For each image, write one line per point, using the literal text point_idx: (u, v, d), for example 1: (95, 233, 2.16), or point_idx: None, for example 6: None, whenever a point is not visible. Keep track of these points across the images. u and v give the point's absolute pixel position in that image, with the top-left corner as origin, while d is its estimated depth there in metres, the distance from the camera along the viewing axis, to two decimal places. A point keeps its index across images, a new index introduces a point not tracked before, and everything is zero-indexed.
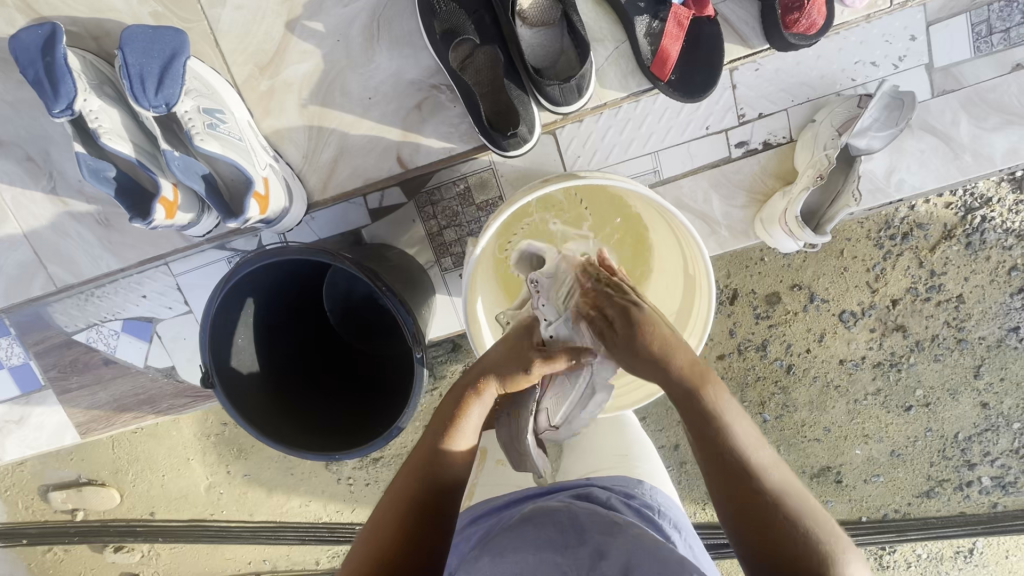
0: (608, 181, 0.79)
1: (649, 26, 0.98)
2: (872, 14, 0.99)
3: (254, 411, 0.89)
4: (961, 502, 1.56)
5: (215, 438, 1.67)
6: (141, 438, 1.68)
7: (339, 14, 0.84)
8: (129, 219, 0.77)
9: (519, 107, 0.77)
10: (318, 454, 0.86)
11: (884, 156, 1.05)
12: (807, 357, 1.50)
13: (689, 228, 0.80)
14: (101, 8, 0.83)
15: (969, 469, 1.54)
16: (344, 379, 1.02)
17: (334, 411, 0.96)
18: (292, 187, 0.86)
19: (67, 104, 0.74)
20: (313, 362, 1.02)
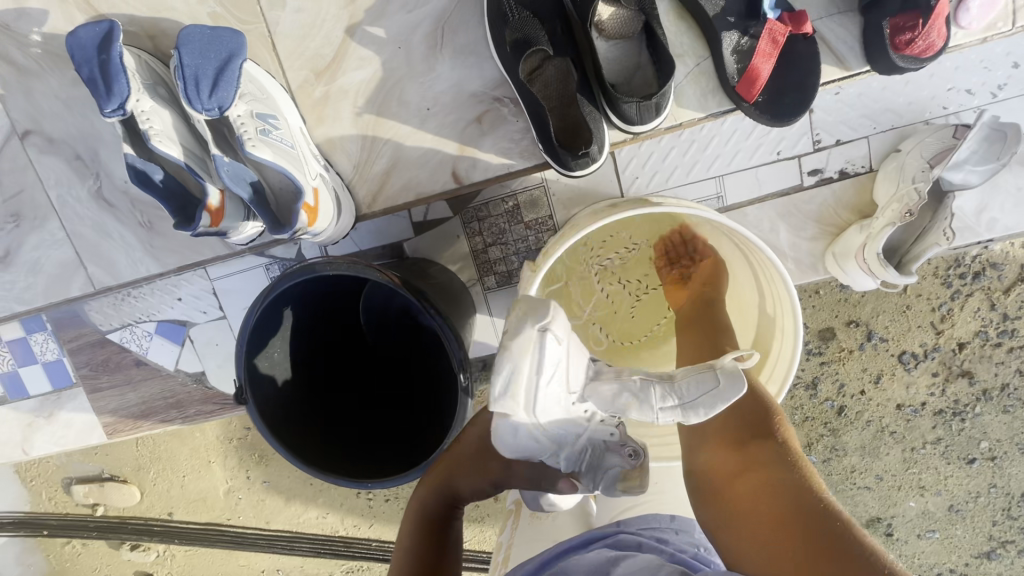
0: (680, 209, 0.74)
1: (737, 42, 0.91)
2: (988, 37, 0.90)
3: (283, 429, 0.84)
4: None
5: (238, 443, 1.64)
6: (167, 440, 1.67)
7: (402, 20, 0.80)
8: (172, 225, 0.74)
9: (591, 124, 0.72)
10: (354, 481, 0.81)
11: (975, 192, 0.96)
12: (861, 399, 1.39)
13: (773, 260, 0.73)
14: (159, 8, 0.80)
15: None
16: (378, 390, 0.97)
17: (362, 432, 0.90)
18: (340, 198, 0.82)
19: (120, 104, 0.71)
20: (345, 379, 0.96)
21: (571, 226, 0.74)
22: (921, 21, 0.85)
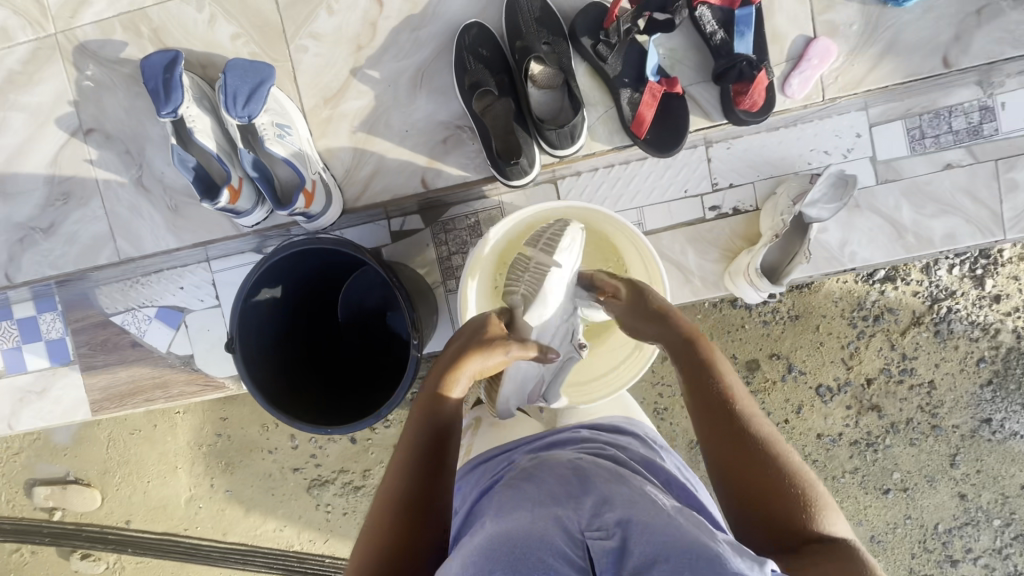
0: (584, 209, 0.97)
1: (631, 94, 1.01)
2: (808, 105, 1.17)
3: (264, 384, 0.99)
4: None
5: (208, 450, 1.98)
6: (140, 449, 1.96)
7: (394, 66, 1.02)
8: (200, 199, 0.95)
9: (524, 144, 0.96)
10: (314, 426, 0.97)
11: (838, 229, 1.21)
12: (789, 426, 1.78)
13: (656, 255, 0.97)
14: (213, 46, 1.04)
15: (951, 563, 1.77)
16: (341, 364, 1.15)
17: (323, 394, 1.07)
18: (332, 193, 1.02)
19: (173, 107, 0.95)
20: (314, 350, 1.13)
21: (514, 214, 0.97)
22: (749, 86, 1.11)
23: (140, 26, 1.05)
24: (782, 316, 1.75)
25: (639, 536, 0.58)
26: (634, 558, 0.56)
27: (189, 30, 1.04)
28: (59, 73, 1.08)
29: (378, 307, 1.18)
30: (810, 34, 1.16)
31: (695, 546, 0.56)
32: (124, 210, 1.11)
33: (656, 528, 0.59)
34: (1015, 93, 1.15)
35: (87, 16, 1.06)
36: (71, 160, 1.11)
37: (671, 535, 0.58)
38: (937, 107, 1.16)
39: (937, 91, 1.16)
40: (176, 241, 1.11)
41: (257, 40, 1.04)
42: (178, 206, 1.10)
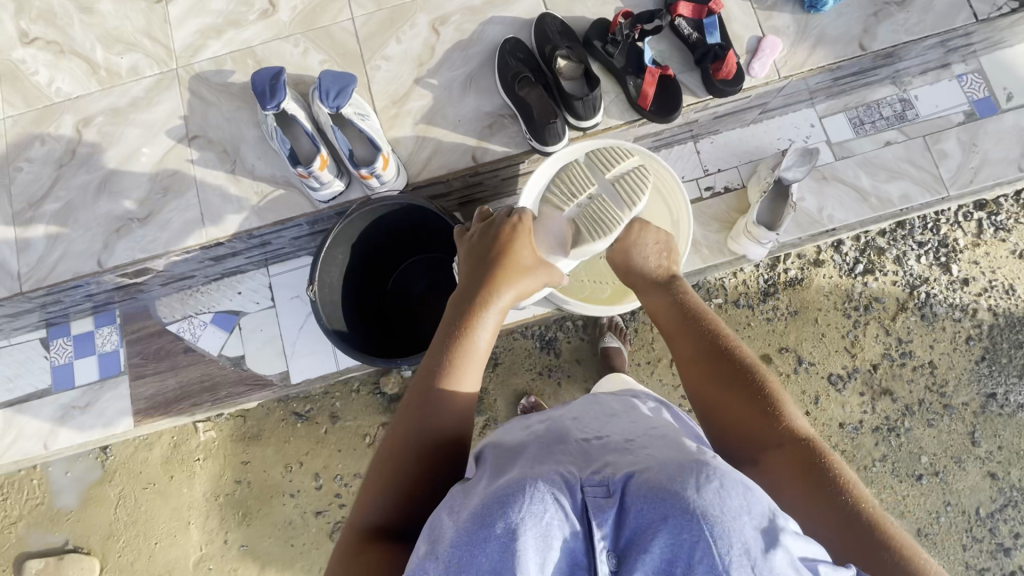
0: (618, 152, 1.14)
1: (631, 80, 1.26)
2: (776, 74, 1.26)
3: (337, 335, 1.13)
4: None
5: (223, 502, 1.99)
6: (149, 506, 2.01)
7: (448, 74, 1.31)
8: (295, 168, 1.17)
9: (555, 114, 1.21)
10: (380, 360, 1.10)
11: (814, 197, 1.46)
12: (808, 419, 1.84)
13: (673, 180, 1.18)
14: (305, 70, 1.34)
15: (1006, 555, 1.73)
16: (385, 330, 1.30)
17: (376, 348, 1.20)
18: (399, 165, 1.24)
19: (278, 101, 1.19)
20: (365, 316, 1.28)
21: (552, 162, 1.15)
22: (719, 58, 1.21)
23: (248, 60, 1.35)
24: (782, 312, 1.90)
25: (636, 500, 0.54)
26: (631, 527, 0.52)
27: (287, 59, 1.34)
28: (175, 95, 1.35)
29: (420, 287, 1.36)
30: (759, 35, 1.27)
31: (705, 519, 0.50)
32: (215, 197, 1.31)
33: (661, 490, 0.54)
34: (924, 88, 1.49)
35: (205, 55, 1.36)
36: (174, 161, 1.32)
37: (674, 502, 0.52)
38: (869, 102, 1.49)
39: (866, 89, 1.49)
40: (258, 220, 1.29)
41: (341, 64, 1.34)
42: (264, 191, 1.30)
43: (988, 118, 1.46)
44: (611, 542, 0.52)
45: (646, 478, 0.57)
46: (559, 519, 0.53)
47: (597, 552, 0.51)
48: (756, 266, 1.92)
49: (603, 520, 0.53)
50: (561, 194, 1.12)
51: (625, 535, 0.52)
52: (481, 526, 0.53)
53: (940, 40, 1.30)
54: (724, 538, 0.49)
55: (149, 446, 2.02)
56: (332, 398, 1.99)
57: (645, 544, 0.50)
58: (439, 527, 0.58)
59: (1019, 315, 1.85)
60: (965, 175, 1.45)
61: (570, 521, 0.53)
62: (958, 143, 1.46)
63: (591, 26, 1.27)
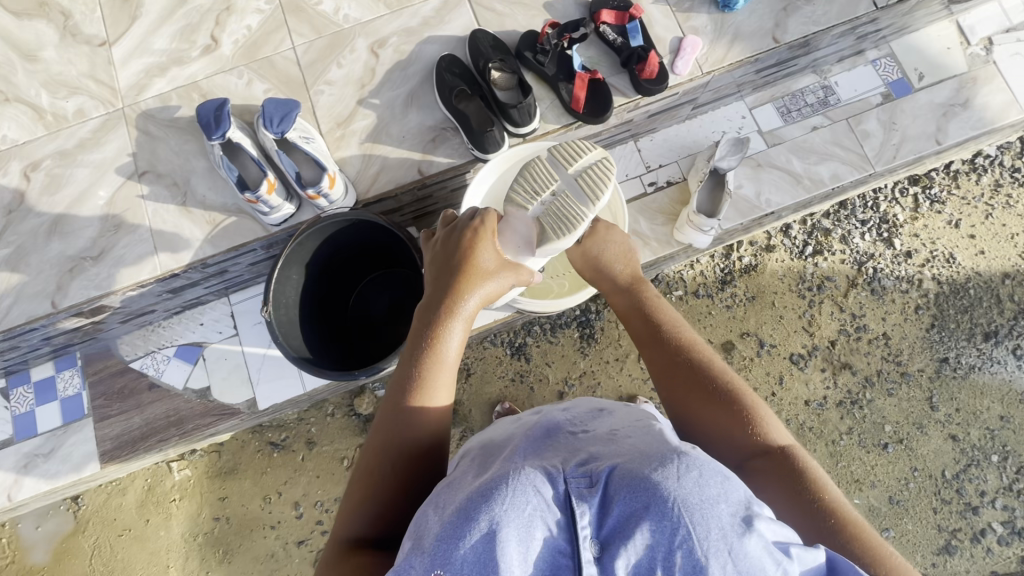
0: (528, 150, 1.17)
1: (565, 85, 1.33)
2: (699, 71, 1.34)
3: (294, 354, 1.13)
4: (970, 537, 1.78)
5: (202, 541, 1.96)
6: (125, 554, 1.96)
7: (389, 94, 1.36)
8: (243, 193, 1.20)
9: (494, 123, 1.27)
10: (340, 375, 1.12)
11: (751, 184, 1.53)
12: (775, 399, 1.89)
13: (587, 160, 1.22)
14: (250, 100, 1.37)
15: (975, 514, 1.79)
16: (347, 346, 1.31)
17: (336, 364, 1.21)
18: (347, 183, 1.27)
19: (223, 131, 1.22)
20: (326, 333, 1.29)
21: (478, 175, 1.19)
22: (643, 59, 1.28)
23: (193, 95, 1.39)
24: (741, 298, 1.97)
25: (619, 492, 0.56)
26: (615, 516, 0.54)
27: (231, 91, 1.38)
28: (122, 134, 1.37)
29: (380, 303, 1.39)
30: (680, 35, 1.35)
31: (687, 512, 0.52)
32: (168, 230, 1.32)
33: (643, 481, 0.56)
34: (843, 75, 1.59)
35: (150, 92, 1.39)
36: (124, 198, 1.34)
37: (656, 494, 0.54)
38: (794, 91, 1.58)
39: (790, 80, 1.58)
40: (212, 249, 1.31)
41: (284, 91, 1.38)
42: (215, 220, 1.32)
43: (904, 98, 1.56)
44: (594, 530, 0.55)
45: (627, 469, 0.59)
46: (543, 509, 0.56)
47: (579, 540, 0.54)
48: (711, 256, 1.99)
49: (585, 505, 0.56)
50: (524, 193, 1.03)
51: (608, 523, 0.54)
52: (468, 518, 0.55)
53: (848, 28, 1.39)
54: (705, 528, 0.52)
55: (123, 491, 1.98)
56: (308, 424, 1.99)
57: (628, 534, 0.52)
58: (426, 521, 0.59)
59: (962, 281, 1.94)
60: (888, 151, 1.54)
61: (553, 512, 0.56)
62: (879, 122, 1.55)
63: (521, 38, 1.33)
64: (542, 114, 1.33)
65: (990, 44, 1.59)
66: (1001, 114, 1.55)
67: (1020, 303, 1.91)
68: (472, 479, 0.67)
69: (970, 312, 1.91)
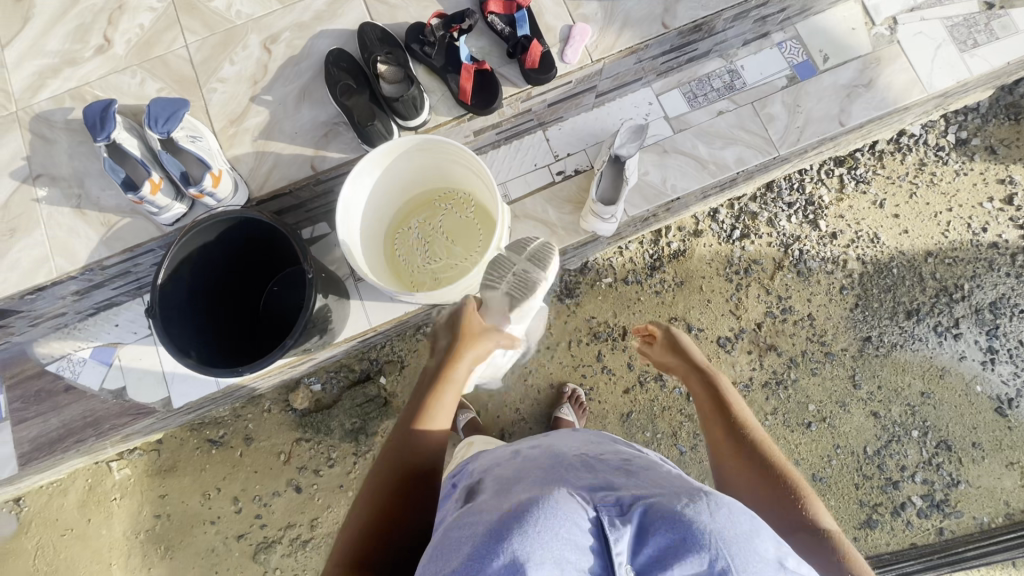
0: (387, 153, 1.16)
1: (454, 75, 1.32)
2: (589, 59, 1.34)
3: (180, 349, 1.15)
4: (890, 511, 1.81)
5: (144, 538, 1.98)
6: (68, 554, 1.98)
7: (281, 89, 1.36)
8: (126, 193, 1.20)
9: (380, 116, 1.27)
10: (225, 371, 1.13)
11: (657, 170, 1.54)
12: None
13: (451, 155, 1.23)
14: (144, 99, 1.37)
15: (896, 488, 1.82)
16: (250, 346, 1.33)
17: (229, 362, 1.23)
18: (237, 182, 1.28)
19: (107, 132, 1.22)
20: (226, 334, 1.31)
21: (347, 188, 1.17)
22: (528, 48, 1.28)
23: (86, 95, 1.38)
24: (669, 284, 1.98)
25: (657, 524, 0.57)
26: (652, 546, 0.56)
27: (124, 91, 1.37)
28: (16, 138, 1.37)
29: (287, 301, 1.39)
30: (570, 24, 1.35)
31: (723, 544, 0.55)
32: (63, 232, 1.33)
33: (678, 515, 0.58)
34: (749, 58, 1.59)
35: (44, 94, 1.38)
36: (19, 202, 1.34)
37: (692, 525, 0.56)
38: (700, 76, 1.59)
39: (695, 64, 1.59)
40: (107, 250, 1.32)
41: (177, 90, 1.37)
42: (112, 221, 1.32)
43: (808, 80, 1.57)
44: (629, 558, 0.56)
45: (662, 502, 0.61)
46: (581, 535, 0.57)
47: (617, 566, 0.55)
48: (640, 243, 2.00)
49: (619, 533, 0.58)
50: None
51: (644, 553, 0.56)
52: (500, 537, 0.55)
53: (740, 11, 1.39)
54: (744, 562, 0.55)
55: (63, 492, 1.99)
56: (245, 421, 1.99)
57: (668, 564, 0.54)
58: (454, 545, 0.59)
59: (885, 261, 1.96)
60: (792, 134, 1.55)
61: (588, 538, 0.57)
62: (783, 106, 1.56)
63: (408, 30, 1.33)
64: (433, 107, 1.33)
65: (893, 24, 1.59)
66: (904, 94, 1.55)
67: (942, 281, 1.93)
68: (494, 504, 0.68)
69: (893, 291, 1.93)
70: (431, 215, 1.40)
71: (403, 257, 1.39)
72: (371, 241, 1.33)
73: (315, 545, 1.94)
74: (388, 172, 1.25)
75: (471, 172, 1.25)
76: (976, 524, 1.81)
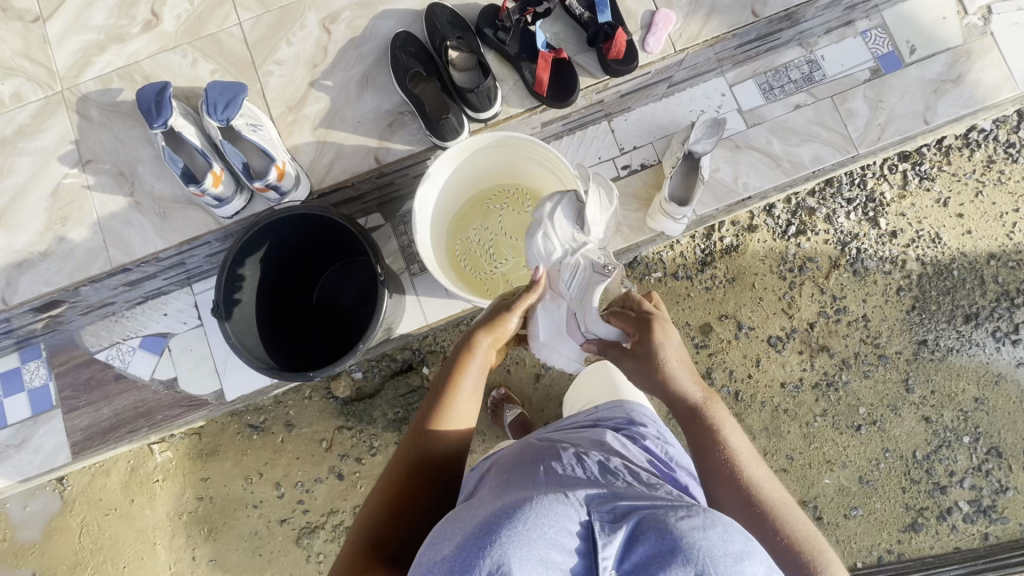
0: (463, 146, 1.11)
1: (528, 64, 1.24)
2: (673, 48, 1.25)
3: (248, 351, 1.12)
4: (936, 515, 1.81)
5: (188, 518, 1.99)
6: (114, 533, 2.00)
7: (342, 75, 1.28)
8: (188, 186, 1.14)
9: (451, 108, 1.20)
10: (299, 377, 1.10)
11: (728, 167, 1.47)
12: (750, 381, 1.89)
13: (522, 148, 1.17)
14: (196, 82, 1.30)
15: (943, 493, 1.81)
16: (312, 342, 1.30)
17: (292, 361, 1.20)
18: (300, 174, 1.22)
19: (165, 119, 1.15)
20: (289, 331, 1.27)
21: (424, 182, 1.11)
22: (611, 38, 1.19)
23: (135, 76, 1.30)
24: (721, 280, 1.93)
25: (647, 529, 0.54)
26: (639, 552, 0.53)
27: (175, 73, 1.30)
28: (62, 120, 1.30)
29: (344, 294, 1.34)
30: (652, 9, 1.26)
31: (713, 563, 0.51)
32: (117, 223, 1.27)
33: (669, 526, 0.54)
34: (830, 48, 1.49)
35: (90, 73, 1.31)
36: (70, 190, 1.28)
37: (681, 536, 0.53)
38: (777, 66, 1.49)
39: (773, 54, 1.49)
40: (163, 242, 1.27)
41: (231, 72, 1.29)
42: (167, 212, 1.27)
43: (892, 73, 1.48)
44: (614, 562, 0.53)
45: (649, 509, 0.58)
46: (566, 537, 0.54)
47: (601, 570, 0.52)
48: (692, 237, 1.94)
49: (607, 537, 0.54)
50: None
51: (630, 559, 0.53)
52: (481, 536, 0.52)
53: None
54: None
55: (106, 473, 2.00)
56: (286, 407, 1.97)
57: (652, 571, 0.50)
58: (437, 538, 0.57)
59: (946, 262, 1.89)
60: (873, 132, 1.47)
61: (573, 542, 0.54)
62: (865, 101, 1.47)
63: (480, 13, 1.24)
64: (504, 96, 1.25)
65: (987, 14, 1.49)
66: (994, 91, 1.46)
67: (1003, 285, 1.87)
68: (490, 499, 0.65)
69: (952, 294, 1.88)
70: (486, 214, 1.34)
71: (471, 266, 1.33)
72: (435, 241, 1.26)
73: None
74: (455, 171, 1.18)
75: (539, 166, 1.20)
76: (1021, 531, 1.81)
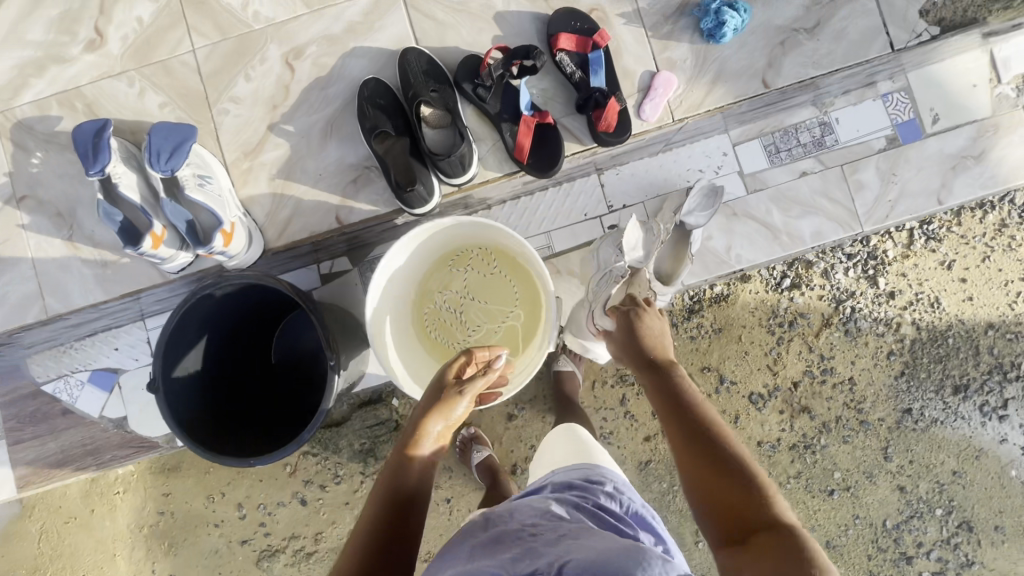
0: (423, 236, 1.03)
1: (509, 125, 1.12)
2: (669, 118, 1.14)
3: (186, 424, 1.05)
4: None
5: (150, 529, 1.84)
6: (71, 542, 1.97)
7: (305, 120, 1.16)
8: (124, 247, 1.03)
9: (420, 174, 1.08)
10: (237, 460, 1.03)
11: (722, 237, 1.36)
12: None
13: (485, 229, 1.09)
14: (141, 114, 1.17)
15: (908, 563, 1.80)
16: (267, 404, 1.22)
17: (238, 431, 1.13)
18: (252, 233, 1.13)
19: (101, 166, 1.03)
20: (239, 393, 1.19)
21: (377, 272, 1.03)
22: (602, 107, 1.09)
23: (74, 102, 1.17)
24: (706, 330, 1.84)
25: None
26: None
27: (119, 102, 1.17)
28: None
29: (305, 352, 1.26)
30: (653, 69, 1.15)
31: None
32: (54, 267, 1.17)
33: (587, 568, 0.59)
34: (846, 110, 1.36)
35: (26, 96, 1.17)
36: (3, 227, 1.17)
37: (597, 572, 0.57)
38: (786, 126, 1.36)
39: (784, 113, 1.36)
40: (104, 292, 1.17)
41: (182, 107, 1.17)
42: (109, 260, 1.17)
43: (911, 145, 1.35)
44: None
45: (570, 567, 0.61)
46: None
47: None
48: None
49: None
50: None
51: None
52: None
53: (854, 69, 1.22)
54: None
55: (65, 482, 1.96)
56: None
57: None
58: None
59: (942, 329, 1.81)
60: (881, 209, 1.36)
61: None
62: (877, 174, 1.35)
63: (460, 64, 1.12)
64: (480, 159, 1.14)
65: (1022, 84, 1.35)
66: (1016, 173, 1.35)
67: (998, 358, 1.80)
68: None
69: (944, 364, 1.81)
70: (447, 279, 1.25)
71: (432, 337, 1.24)
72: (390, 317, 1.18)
73: (318, 559, 1.80)
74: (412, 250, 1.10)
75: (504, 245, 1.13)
76: None
